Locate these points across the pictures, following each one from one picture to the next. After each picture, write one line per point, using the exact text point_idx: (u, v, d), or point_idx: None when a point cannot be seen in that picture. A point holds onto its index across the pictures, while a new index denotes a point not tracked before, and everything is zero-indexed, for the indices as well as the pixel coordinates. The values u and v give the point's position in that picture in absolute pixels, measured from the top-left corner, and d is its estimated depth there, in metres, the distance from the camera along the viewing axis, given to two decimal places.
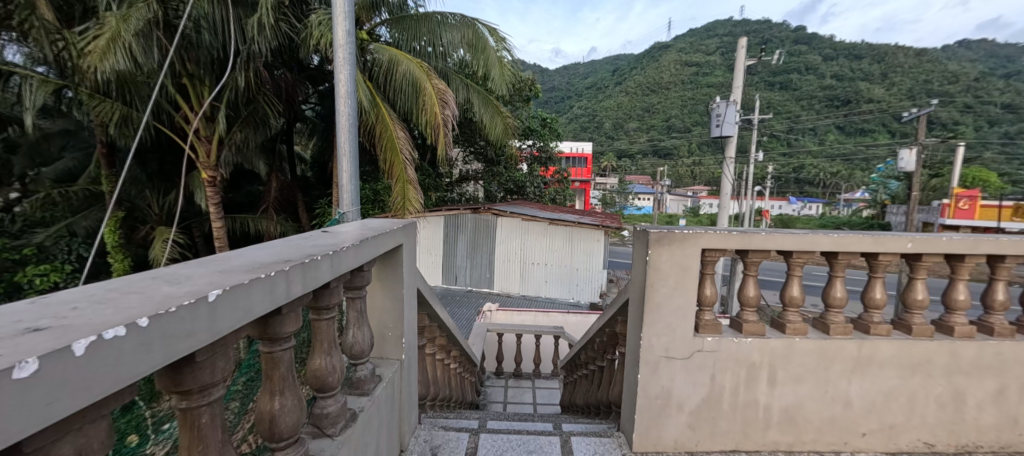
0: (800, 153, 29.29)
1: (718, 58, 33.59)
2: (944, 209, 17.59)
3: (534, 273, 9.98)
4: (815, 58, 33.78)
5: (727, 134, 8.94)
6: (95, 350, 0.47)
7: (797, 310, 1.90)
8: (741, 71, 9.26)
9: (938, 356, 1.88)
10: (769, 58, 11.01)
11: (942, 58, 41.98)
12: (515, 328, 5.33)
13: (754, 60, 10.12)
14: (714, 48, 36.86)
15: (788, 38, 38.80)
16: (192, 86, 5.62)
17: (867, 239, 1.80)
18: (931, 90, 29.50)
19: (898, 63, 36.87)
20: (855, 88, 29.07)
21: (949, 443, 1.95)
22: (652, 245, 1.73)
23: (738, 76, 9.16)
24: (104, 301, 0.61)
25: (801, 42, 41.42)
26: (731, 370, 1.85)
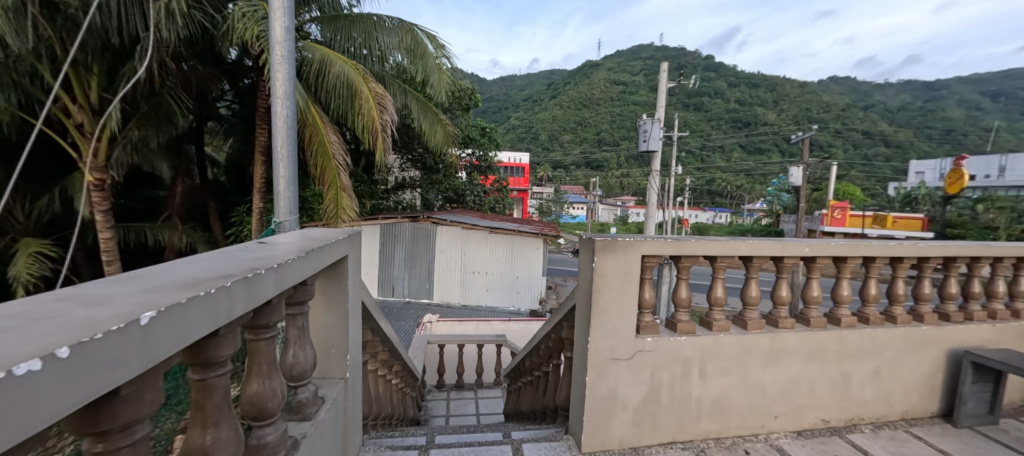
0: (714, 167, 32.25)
1: (643, 78, 36.10)
2: (823, 218, 20.53)
3: (476, 282, 9.94)
4: (725, 83, 37.67)
5: (652, 149, 9.59)
6: (1, 392, 0.39)
7: (721, 309, 2.08)
8: (663, 92, 10.01)
9: (833, 344, 2.16)
10: (684, 82, 12.17)
11: (824, 89, 48.67)
12: (455, 338, 5.24)
13: (675, 82, 11.07)
14: (640, 69, 39.81)
15: (701, 64, 42.81)
16: (76, 74, 4.95)
17: (774, 244, 2.03)
18: (817, 115, 34.11)
19: (790, 91, 42.22)
20: (757, 111, 32.79)
21: (840, 418, 2.24)
22: (599, 253, 1.79)
23: (661, 96, 9.88)
24: (8, 330, 0.51)
25: (713, 68, 45.87)
26: (669, 367, 1.96)
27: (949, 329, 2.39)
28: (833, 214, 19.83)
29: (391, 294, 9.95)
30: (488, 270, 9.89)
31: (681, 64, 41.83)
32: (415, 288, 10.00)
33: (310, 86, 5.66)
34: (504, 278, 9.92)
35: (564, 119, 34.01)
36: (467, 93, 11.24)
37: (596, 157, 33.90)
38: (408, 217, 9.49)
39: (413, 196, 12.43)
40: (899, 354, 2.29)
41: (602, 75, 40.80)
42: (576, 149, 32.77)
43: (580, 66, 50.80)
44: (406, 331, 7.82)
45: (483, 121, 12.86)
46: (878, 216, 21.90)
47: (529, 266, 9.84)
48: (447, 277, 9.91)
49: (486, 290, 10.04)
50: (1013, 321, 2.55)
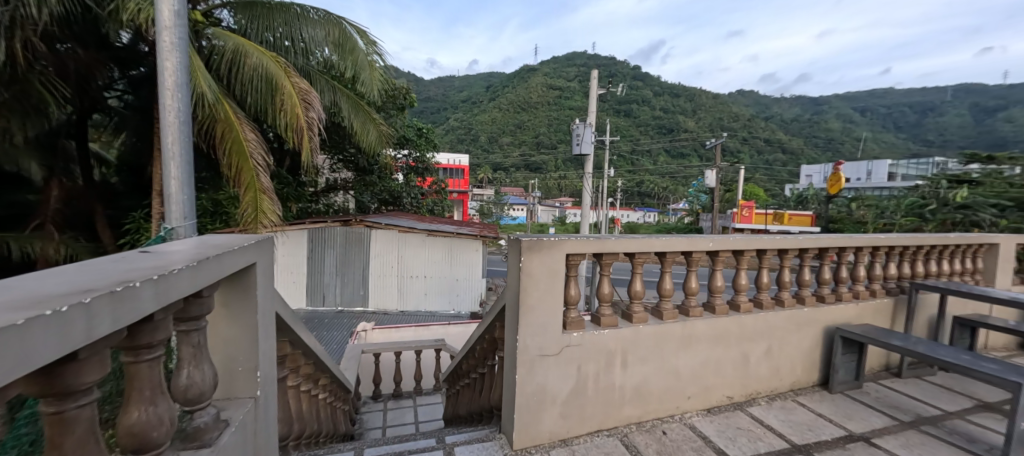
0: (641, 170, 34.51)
1: (577, 84, 37.62)
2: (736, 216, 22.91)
3: (414, 287, 9.63)
4: (650, 92, 40.50)
5: (585, 152, 10.03)
6: None
7: (640, 302, 2.23)
8: (593, 98, 10.52)
9: (734, 327, 2.43)
10: (613, 89, 12.90)
11: (732, 100, 54.25)
12: (393, 346, 5.04)
13: (605, 89, 11.69)
14: (574, 75, 41.44)
15: (628, 73, 45.64)
16: None
17: (685, 241, 2.23)
18: (726, 123, 37.98)
19: (705, 101, 46.51)
20: (678, 119, 35.69)
21: (741, 393, 2.52)
22: (526, 252, 1.84)
23: (592, 103, 10.39)
24: None
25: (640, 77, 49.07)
26: (594, 359, 2.06)
27: (825, 310, 2.79)
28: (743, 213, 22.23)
29: (320, 304, 9.35)
30: (426, 273, 9.58)
31: (611, 72, 44.27)
32: (347, 296, 9.44)
33: (222, 78, 5.15)
34: (442, 282, 9.69)
35: (503, 121, 34.33)
36: (402, 92, 10.94)
37: (533, 159, 34.73)
38: (340, 220, 9.06)
39: (343, 198, 11.78)
40: (786, 333, 2.63)
41: (538, 79, 41.83)
42: (514, 151, 33.30)
43: (518, 70, 51.66)
44: (337, 342, 7.36)
45: (420, 121, 12.57)
46: (778, 214, 24.90)
47: (468, 268, 9.70)
48: (382, 283, 9.50)
49: (424, 294, 9.73)
50: (872, 299, 3.05)
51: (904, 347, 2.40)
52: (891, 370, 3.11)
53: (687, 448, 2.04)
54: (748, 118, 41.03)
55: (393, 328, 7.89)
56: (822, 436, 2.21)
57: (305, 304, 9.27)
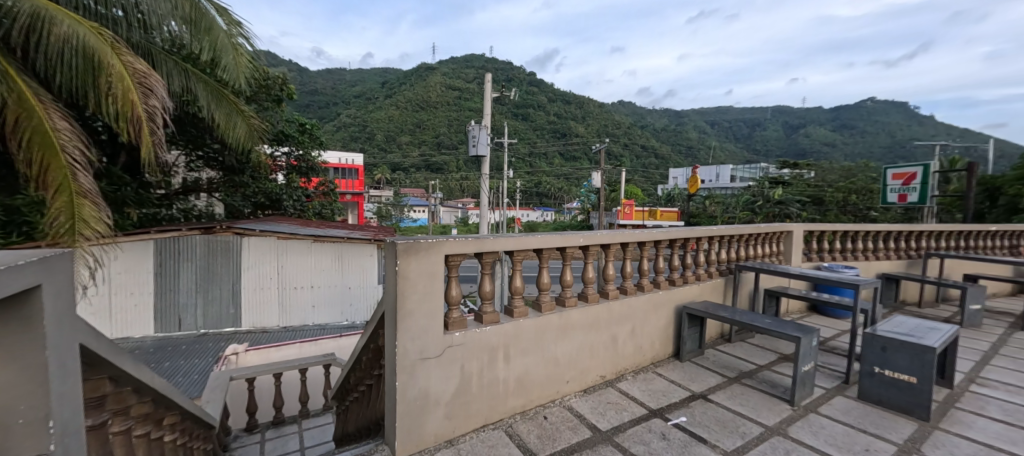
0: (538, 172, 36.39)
1: (476, 86, 38.04)
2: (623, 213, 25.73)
3: (299, 298, 8.40)
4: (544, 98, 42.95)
5: (481, 153, 10.26)
6: None
7: (520, 297, 2.36)
8: (488, 103, 11.01)
9: (602, 314, 2.71)
10: (505, 94, 13.35)
11: (613, 110, 60.69)
12: (271, 367, 4.48)
13: (498, 94, 12.36)
14: (471, 78, 41.86)
15: (522, 79, 47.82)
16: None
17: (559, 237, 2.43)
18: (608, 131, 42.31)
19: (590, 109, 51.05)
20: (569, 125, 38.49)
21: (611, 372, 2.82)
22: (401, 256, 1.79)
23: (486, 108, 10.86)
24: None
25: (534, 84, 51.86)
26: (476, 357, 2.10)
27: (675, 291, 3.29)
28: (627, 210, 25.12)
29: (175, 329, 7.56)
30: (314, 283, 8.46)
31: (506, 77, 45.92)
32: (212, 317, 7.80)
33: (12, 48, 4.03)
34: (333, 291, 8.67)
35: (401, 119, 32.92)
36: (276, 82, 9.76)
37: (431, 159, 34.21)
38: (199, 228, 7.43)
39: (206, 202, 10.02)
40: (646, 314, 3.03)
41: (434, 79, 41.31)
42: (413, 152, 32.44)
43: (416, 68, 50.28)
44: (200, 370, 6.07)
45: (302, 116, 11.41)
46: (653, 211, 28.63)
47: (362, 274, 8.92)
48: (259, 297, 8.06)
49: (312, 306, 8.53)
50: (709, 280, 3.70)
51: (730, 317, 2.97)
52: (725, 337, 3.81)
53: (564, 428, 2.22)
54: (624, 127, 46.28)
55: (271, 348, 6.99)
56: (672, 399, 2.60)
57: (151, 332, 7.42)
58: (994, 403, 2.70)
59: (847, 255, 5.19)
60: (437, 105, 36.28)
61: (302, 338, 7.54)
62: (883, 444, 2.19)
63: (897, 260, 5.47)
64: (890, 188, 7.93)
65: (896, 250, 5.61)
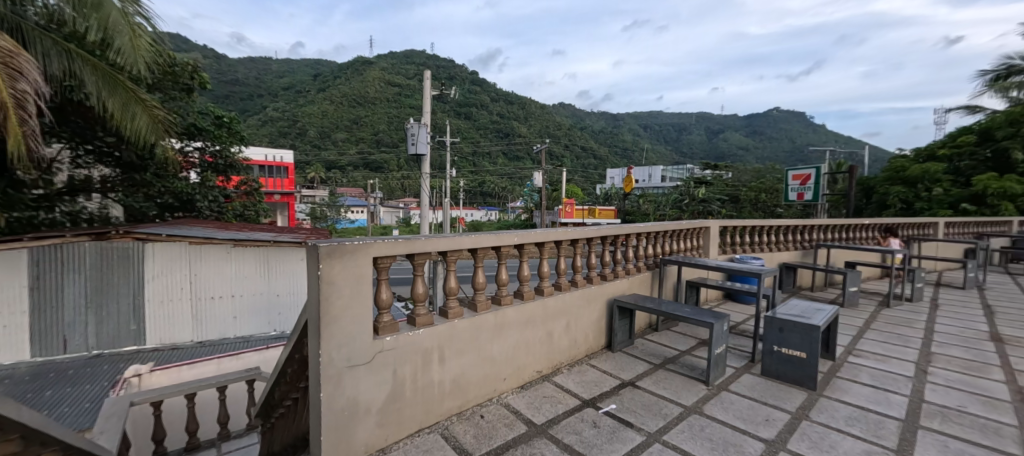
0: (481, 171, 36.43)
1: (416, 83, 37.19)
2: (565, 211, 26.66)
3: (217, 310, 7.57)
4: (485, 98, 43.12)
5: (421, 152, 10.16)
6: None
7: (455, 298, 2.34)
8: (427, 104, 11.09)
9: (537, 310, 2.78)
10: (445, 92, 13.23)
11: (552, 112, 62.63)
12: (180, 388, 3.97)
13: (437, 92, 12.40)
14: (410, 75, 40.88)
15: (463, 79, 47.65)
16: None
17: (494, 236, 2.46)
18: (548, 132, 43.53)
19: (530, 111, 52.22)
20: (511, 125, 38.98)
21: (547, 366, 2.90)
22: (325, 259, 1.70)
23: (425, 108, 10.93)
24: None
25: (475, 83, 51.92)
26: (409, 361, 2.05)
27: (607, 286, 3.46)
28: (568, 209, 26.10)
29: (59, 351, 6.42)
30: (234, 291, 7.68)
31: (446, 76, 45.40)
32: (108, 335, 6.76)
33: None
34: (257, 299, 7.94)
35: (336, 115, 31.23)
36: (184, 68, 8.85)
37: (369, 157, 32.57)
38: (89, 233, 6.40)
39: (100, 204, 8.52)
40: (580, 309, 3.15)
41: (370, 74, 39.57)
42: (349, 149, 30.75)
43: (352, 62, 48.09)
44: (90, 398, 5.24)
45: (219, 108, 10.32)
46: (592, 210, 29.97)
47: (290, 280, 8.27)
48: (167, 310, 7.17)
49: (232, 317, 7.73)
50: (638, 273, 3.95)
51: (655, 307, 3.19)
52: (652, 326, 4.09)
53: (500, 425, 2.24)
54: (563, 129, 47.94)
55: (179, 367, 6.22)
56: (603, 388, 2.74)
57: (26, 356, 6.22)
58: (867, 370, 3.17)
59: (756, 246, 5.80)
60: (375, 101, 34.92)
61: (224, 351, 6.92)
62: (780, 413, 2.48)
63: (796, 251, 6.21)
64: (792, 187, 9.01)
65: (795, 241, 6.36)
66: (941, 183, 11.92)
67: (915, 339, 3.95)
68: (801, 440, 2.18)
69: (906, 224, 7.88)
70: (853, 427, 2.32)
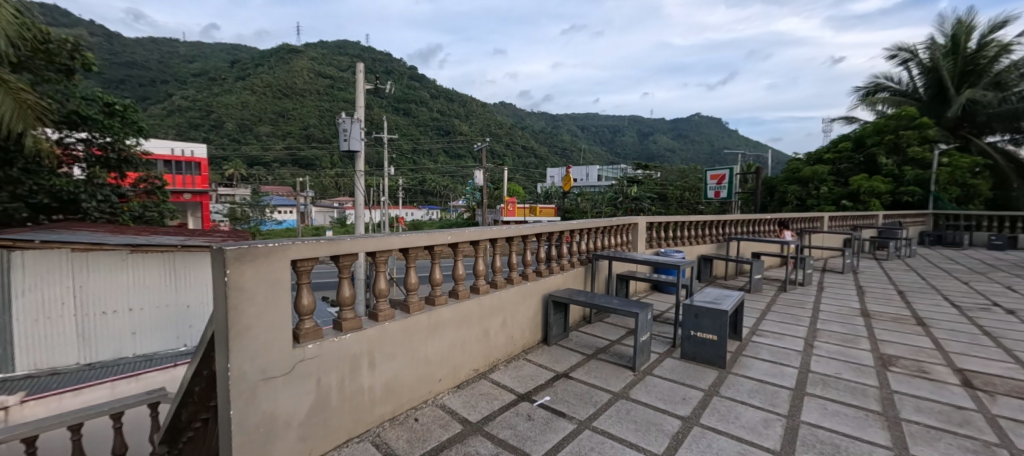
0: (420, 170, 35.61)
1: (348, 76, 35.42)
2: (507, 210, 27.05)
3: (109, 325, 6.57)
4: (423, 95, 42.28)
5: (355, 148, 9.72)
6: None
7: (385, 299, 2.27)
8: (360, 99, 10.64)
9: (473, 308, 2.78)
10: (379, 86, 12.72)
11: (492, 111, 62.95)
12: (59, 420, 2.93)
13: (371, 86, 11.91)
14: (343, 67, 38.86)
15: (400, 74, 46.28)
16: None
17: (426, 236, 2.42)
18: (488, 131, 43.69)
19: (470, 109, 52.03)
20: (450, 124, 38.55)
21: (484, 364, 2.91)
22: (233, 264, 1.56)
23: (358, 103, 10.51)
24: None
25: (414, 79, 50.70)
26: (334, 368, 1.95)
27: (542, 282, 3.56)
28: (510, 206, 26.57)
29: None
30: (131, 303, 6.72)
31: (383, 70, 43.78)
32: None
33: None
34: (160, 311, 6.99)
35: (258, 107, 28.77)
36: (62, 44, 7.67)
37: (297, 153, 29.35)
38: None
39: None
40: (516, 305, 3.21)
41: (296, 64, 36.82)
42: (276, 144, 27.14)
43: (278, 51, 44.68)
44: None
45: (108, 94, 9.00)
46: (533, 208, 30.62)
47: (200, 288, 7.36)
48: (42, 328, 6.14)
49: (129, 333, 6.75)
50: (572, 269, 4.11)
51: (586, 300, 3.34)
52: (586, 319, 4.27)
53: (435, 427, 2.21)
54: (502, 128, 48.36)
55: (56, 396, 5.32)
56: (538, 382, 2.81)
57: None
58: (766, 348, 3.57)
59: (679, 240, 6.28)
60: (304, 94, 32.68)
61: (118, 373, 6.04)
62: (695, 391, 2.72)
63: (712, 243, 6.82)
64: (710, 186, 9.89)
65: (712, 235, 7.00)
66: (827, 183, 13.80)
67: (805, 318, 4.53)
68: (712, 414, 2.41)
69: (800, 219, 9.01)
70: (754, 398, 2.61)
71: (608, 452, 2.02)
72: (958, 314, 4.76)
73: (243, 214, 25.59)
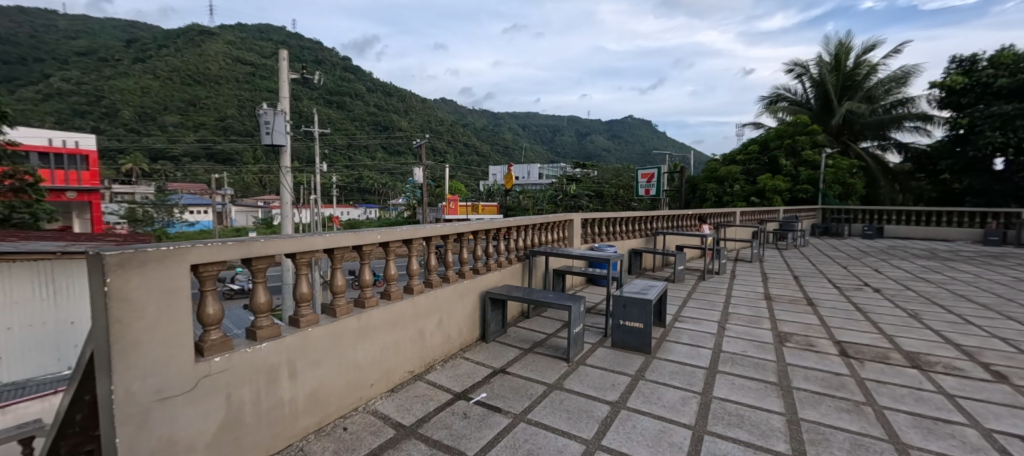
0: (355, 166, 33.92)
1: (271, 63, 32.65)
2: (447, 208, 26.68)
3: None
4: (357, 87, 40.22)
5: (279, 142, 9.00)
6: None
7: (308, 304, 2.12)
8: (284, 89, 9.86)
9: (407, 309, 2.71)
10: (307, 76, 11.90)
11: (430, 107, 61.58)
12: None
13: (297, 75, 11.08)
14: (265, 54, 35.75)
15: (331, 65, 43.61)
16: None
17: (352, 236, 2.32)
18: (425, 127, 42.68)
19: (406, 104, 50.47)
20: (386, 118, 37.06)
21: (420, 365, 2.84)
22: (117, 272, 1.36)
23: (282, 93, 9.73)
24: None
25: (345, 70, 48.08)
26: (247, 382, 1.78)
27: (479, 279, 3.55)
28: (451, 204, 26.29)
29: None
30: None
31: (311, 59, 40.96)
32: None
33: None
34: (32, 331, 6.00)
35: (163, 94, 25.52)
36: None
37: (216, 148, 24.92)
38: None
39: None
40: (453, 303, 3.17)
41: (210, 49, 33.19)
42: (188, 135, 22.42)
43: (187, 32, 39.98)
44: None
45: None
46: (474, 206, 30.47)
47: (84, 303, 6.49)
48: None
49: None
50: (510, 265, 4.16)
51: (522, 296, 3.40)
52: (524, 314, 4.34)
53: (366, 434, 2.12)
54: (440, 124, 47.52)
55: None
56: (475, 379, 2.81)
57: None
58: (686, 332, 3.88)
59: (612, 235, 6.60)
60: (219, 81, 29.58)
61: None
62: (623, 377, 2.88)
63: (642, 238, 7.27)
64: (641, 184, 10.53)
65: (642, 230, 7.46)
66: (739, 182, 15.50)
67: (720, 304, 4.99)
68: (637, 397, 2.57)
69: (716, 213, 9.92)
70: (674, 379, 2.82)
71: (541, 442, 2.07)
72: (840, 295, 5.53)
73: (147, 217, 20.97)
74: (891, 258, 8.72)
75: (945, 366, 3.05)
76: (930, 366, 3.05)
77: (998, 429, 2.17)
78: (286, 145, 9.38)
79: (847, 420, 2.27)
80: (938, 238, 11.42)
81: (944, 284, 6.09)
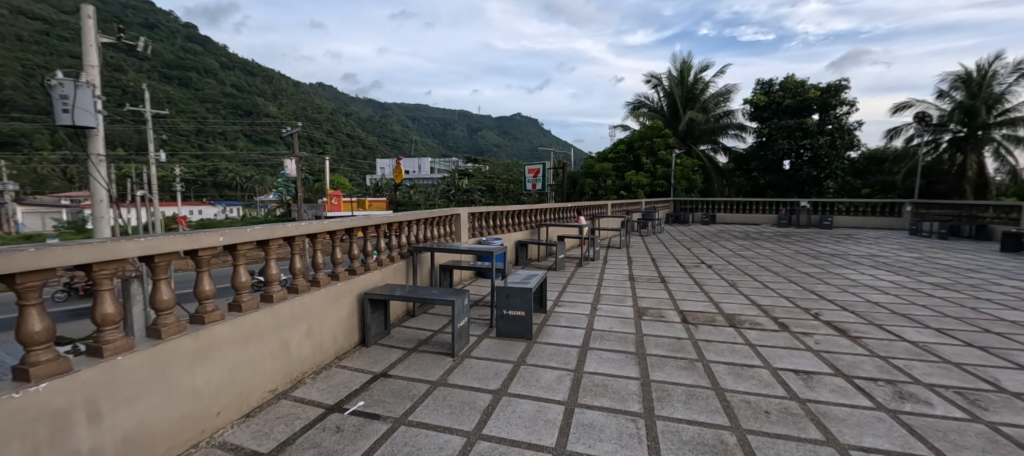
0: (208, 157, 28.88)
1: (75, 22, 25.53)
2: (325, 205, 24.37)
3: None
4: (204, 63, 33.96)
5: (85, 124, 7.10)
6: None
7: (117, 327, 1.69)
8: (91, 56, 7.76)
9: (264, 319, 2.36)
10: (128, 41, 9.57)
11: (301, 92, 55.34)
12: None
13: (113, 40, 8.81)
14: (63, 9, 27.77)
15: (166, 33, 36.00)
16: None
17: (182, 238, 1.92)
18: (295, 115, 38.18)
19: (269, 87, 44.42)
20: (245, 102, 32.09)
21: (283, 382, 2.52)
22: None
23: (88, 61, 7.66)
24: None
25: (188, 41, 40.24)
26: (16, 439, 1.34)
27: (355, 280, 3.29)
28: (332, 200, 24.14)
29: None
30: None
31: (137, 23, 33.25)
32: None
33: None
34: None
35: None
36: None
37: None
38: None
39: None
40: (324, 309, 2.88)
41: None
42: None
43: None
44: None
45: None
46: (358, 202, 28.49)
47: None
48: None
49: None
50: (392, 263, 3.96)
51: (403, 294, 3.25)
52: (410, 313, 4.18)
53: None
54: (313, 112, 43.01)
55: None
56: (351, 388, 2.60)
57: None
58: (563, 316, 4.19)
59: (499, 228, 6.75)
60: None
61: None
62: (506, 365, 2.97)
63: (527, 230, 7.60)
64: (528, 179, 11.03)
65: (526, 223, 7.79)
66: (610, 177, 17.48)
67: (593, 287, 5.51)
68: (518, 382, 2.67)
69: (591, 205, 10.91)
70: (552, 361, 3.01)
71: (420, 443, 2.00)
72: (685, 272, 6.59)
73: None
74: (721, 240, 10.73)
75: (751, 322, 3.85)
76: (742, 324, 3.81)
77: (781, 366, 2.81)
78: (97, 127, 7.40)
79: (684, 376, 2.69)
80: (751, 222, 14.51)
81: (754, 259, 7.72)
